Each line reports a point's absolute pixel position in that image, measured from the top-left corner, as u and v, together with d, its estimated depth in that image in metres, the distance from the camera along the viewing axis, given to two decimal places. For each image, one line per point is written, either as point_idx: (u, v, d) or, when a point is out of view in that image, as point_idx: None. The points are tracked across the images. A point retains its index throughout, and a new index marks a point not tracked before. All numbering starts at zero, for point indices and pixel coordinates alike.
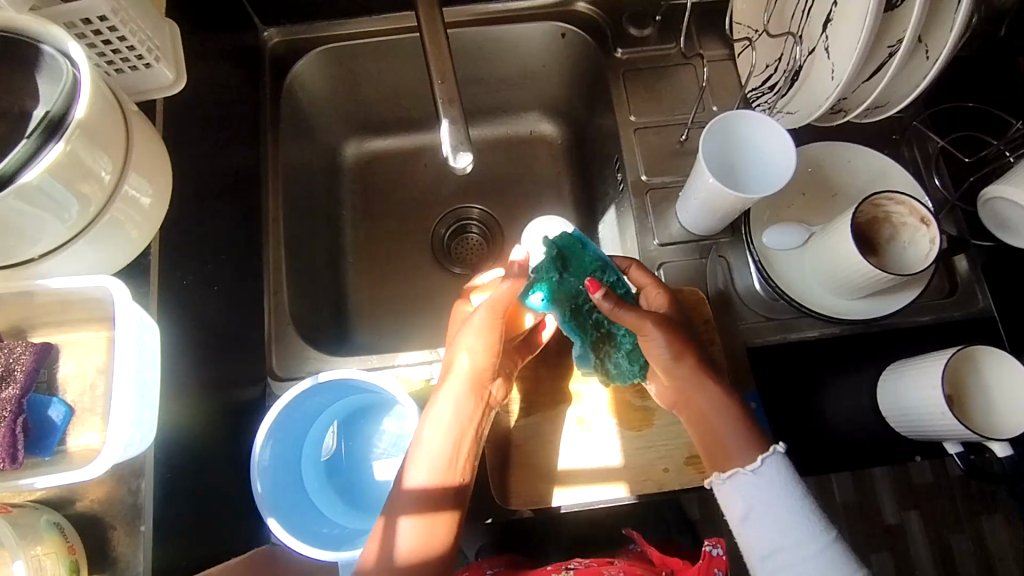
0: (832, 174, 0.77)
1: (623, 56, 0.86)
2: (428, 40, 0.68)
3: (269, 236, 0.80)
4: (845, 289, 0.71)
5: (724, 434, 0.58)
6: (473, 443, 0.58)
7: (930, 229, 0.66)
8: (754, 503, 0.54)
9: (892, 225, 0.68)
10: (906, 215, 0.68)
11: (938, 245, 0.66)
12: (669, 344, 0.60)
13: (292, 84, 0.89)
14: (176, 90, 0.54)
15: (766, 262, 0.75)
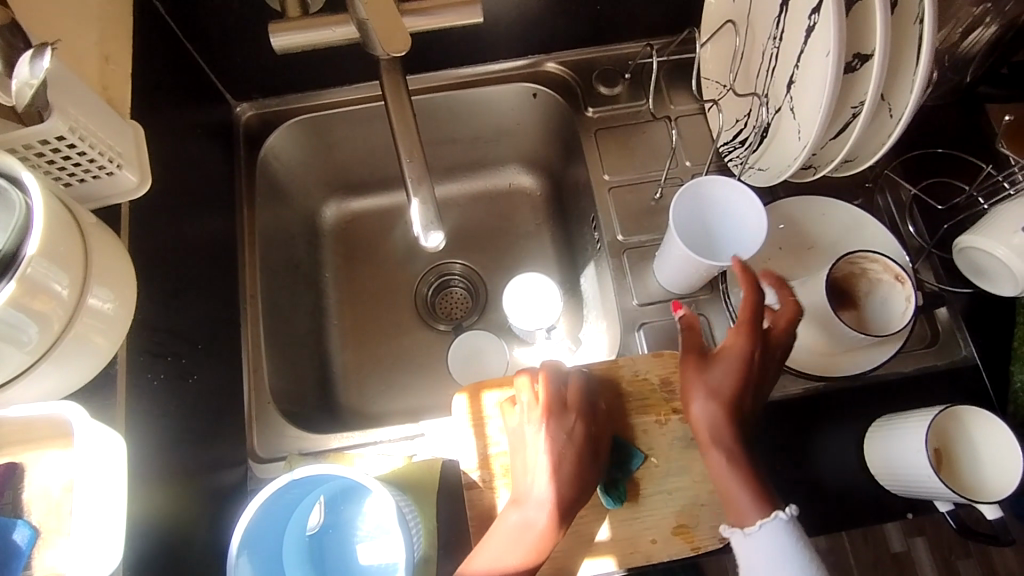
0: (806, 227, 0.77)
1: (595, 114, 0.87)
2: (394, 114, 0.68)
3: (248, 310, 0.80)
4: (825, 345, 0.70)
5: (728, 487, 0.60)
6: (540, 538, 0.60)
7: (905, 287, 0.66)
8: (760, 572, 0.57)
9: (868, 280, 0.68)
10: (882, 272, 0.67)
11: (915, 302, 0.65)
12: (727, 372, 0.62)
13: (268, 155, 0.89)
14: (141, 191, 0.55)
15: None
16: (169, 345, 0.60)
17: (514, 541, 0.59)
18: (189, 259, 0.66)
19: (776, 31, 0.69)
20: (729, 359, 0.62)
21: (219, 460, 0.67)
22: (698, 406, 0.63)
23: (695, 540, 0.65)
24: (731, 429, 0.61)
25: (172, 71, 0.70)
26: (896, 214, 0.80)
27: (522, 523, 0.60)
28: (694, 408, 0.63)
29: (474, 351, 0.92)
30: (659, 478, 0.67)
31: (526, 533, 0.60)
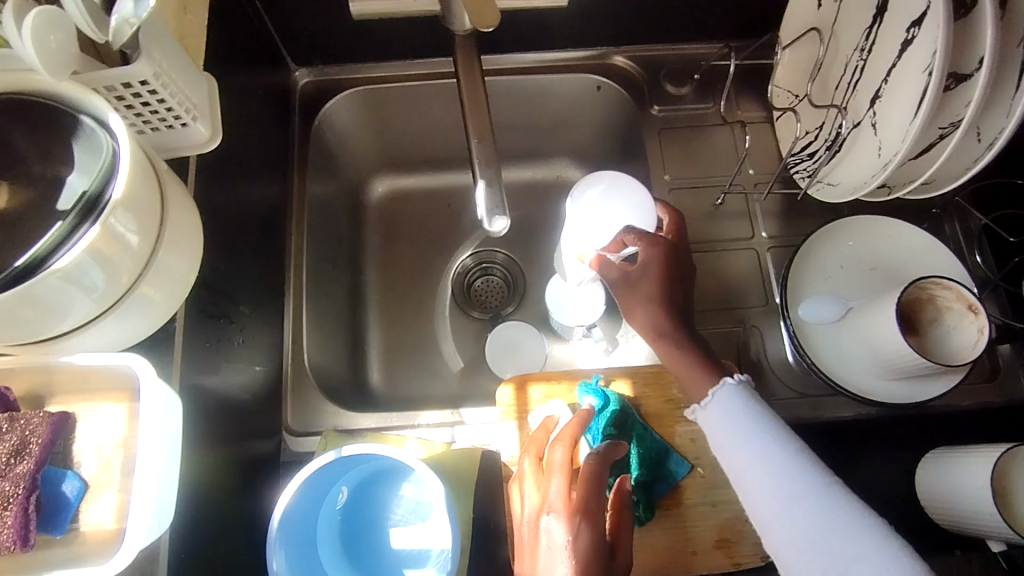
0: (871, 247, 0.75)
1: (659, 113, 0.85)
2: (465, 92, 0.66)
3: (293, 280, 0.79)
4: (884, 369, 0.68)
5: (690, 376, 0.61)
6: None
7: (977, 317, 0.64)
8: (726, 428, 0.54)
9: (936, 307, 0.66)
10: (952, 300, 0.65)
11: (987, 334, 0.63)
12: (649, 308, 0.64)
13: (322, 124, 0.88)
14: (210, 147, 0.52)
15: (800, 335, 0.72)
16: (222, 308, 0.59)
17: None
18: (245, 222, 0.65)
19: (864, 43, 0.67)
20: (651, 267, 0.64)
21: (258, 430, 0.66)
22: (642, 316, 0.65)
23: (736, 556, 0.64)
24: (671, 322, 0.64)
25: (241, 28, 0.68)
26: (962, 243, 0.78)
27: None
28: (647, 331, 0.65)
29: (513, 342, 0.90)
30: (704, 490, 0.66)
31: None
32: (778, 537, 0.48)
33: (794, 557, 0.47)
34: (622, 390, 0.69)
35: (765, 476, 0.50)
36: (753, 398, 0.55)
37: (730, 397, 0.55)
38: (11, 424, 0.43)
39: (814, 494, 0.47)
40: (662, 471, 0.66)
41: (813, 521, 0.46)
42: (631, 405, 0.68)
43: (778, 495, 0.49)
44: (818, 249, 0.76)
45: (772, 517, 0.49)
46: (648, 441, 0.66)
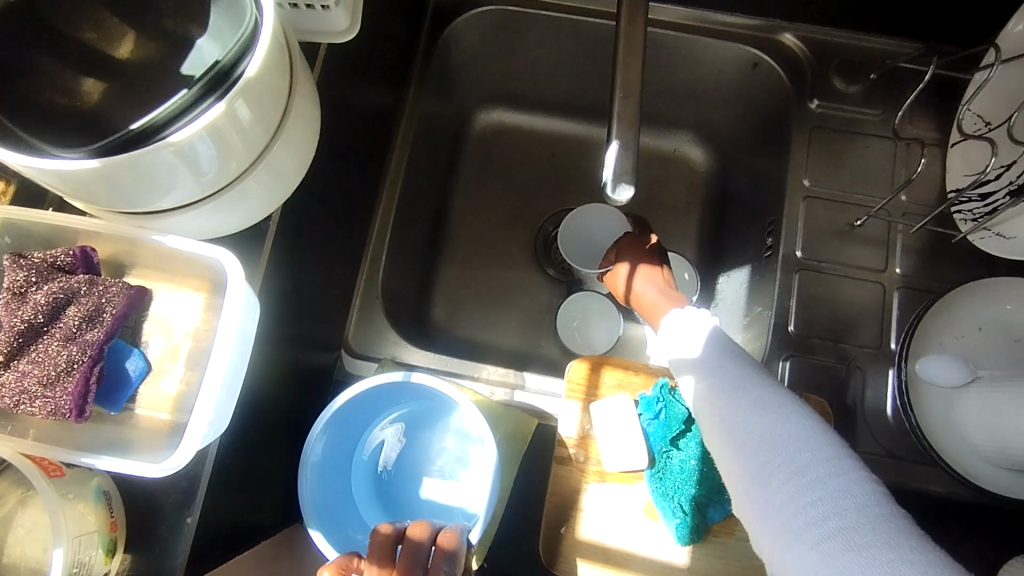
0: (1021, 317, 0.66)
1: (818, 108, 0.75)
2: (624, 39, 0.59)
3: (383, 195, 0.75)
4: (1000, 456, 0.60)
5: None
6: None
7: None
8: (687, 354, 0.55)
9: None
10: None
11: None
12: (647, 279, 0.72)
13: (449, 37, 0.81)
14: (342, 40, 0.46)
15: (910, 390, 0.65)
16: (315, 212, 0.55)
17: None
18: (355, 125, 0.60)
19: None
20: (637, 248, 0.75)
21: (321, 341, 0.63)
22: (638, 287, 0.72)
23: None
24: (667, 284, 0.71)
25: None
26: None
27: None
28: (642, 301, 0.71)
29: (584, 312, 0.86)
30: None
31: None
32: (727, 454, 0.46)
33: (772, 490, 0.41)
34: None
35: (710, 400, 0.49)
36: (712, 326, 0.57)
37: (695, 324, 0.57)
38: (90, 287, 0.41)
39: (746, 397, 0.46)
40: (722, 495, 0.61)
41: (777, 436, 0.43)
42: None
43: (724, 420, 0.47)
44: (959, 302, 0.67)
45: (733, 452, 0.45)
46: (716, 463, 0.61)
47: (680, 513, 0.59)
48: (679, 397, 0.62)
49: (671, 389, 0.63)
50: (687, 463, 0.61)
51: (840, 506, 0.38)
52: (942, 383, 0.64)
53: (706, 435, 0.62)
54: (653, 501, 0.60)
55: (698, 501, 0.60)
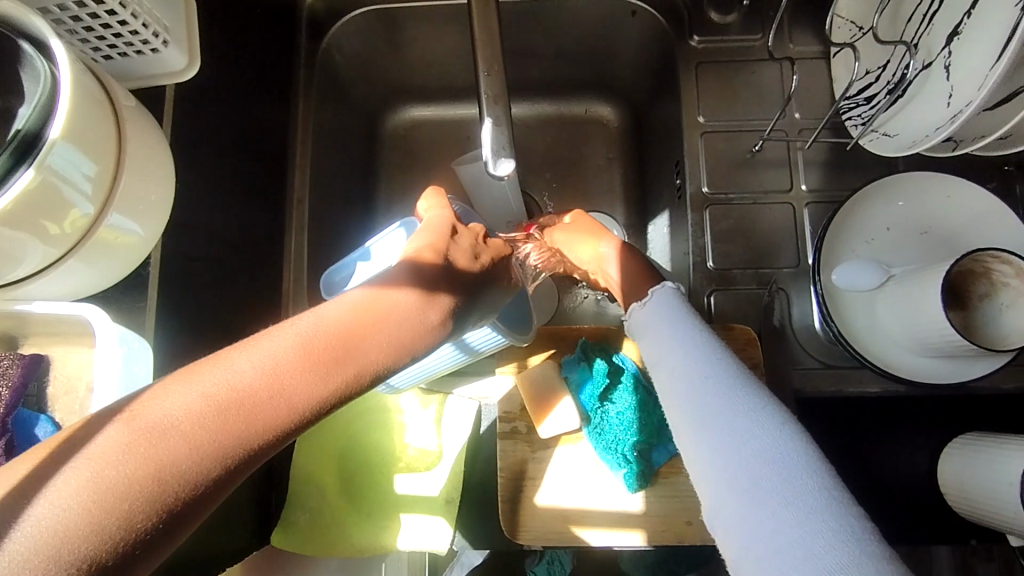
0: (924, 209, 0.67)
1: (699, 44, 0.76)
2: (476, 17, 0.59)
3: (295, 215, 0.75)
4: (920, 346, 0.62)
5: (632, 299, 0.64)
6: (260, 415, 0.32)
7: None
8: (658, 326, 0.48)
9: (989, 281, 0.58)
10: (1011, 276, 0.57)
11: None
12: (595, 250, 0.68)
13: (330, 47, 0.81)
14: (189, 75, 0.48)
15: (829, 301, 0.66)
16: (207, 248, 0.56)
17: (253, 375, 0.33)
18: (236, 154, 0.61)
19: None
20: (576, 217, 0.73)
21: None
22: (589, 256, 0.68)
23: None
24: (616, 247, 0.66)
25: None
26: None
27: (262, 360, 0.33)
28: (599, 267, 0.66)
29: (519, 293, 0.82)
30: None
31: (261, 377, 0.33)
32: (704, 454, 0.39)
33: (752, 524, 0.35)
34: (630, 352, 0.65)
35: (678, 405, 0.42)
36: (682, 297, 0.50)
37: (665, 295, 0.50)
38: None
39: (735, 396, 0.40)
40: (662, 437, 0.63)
41: (758, 454, 0.37)
42: (637, 368, 0.64)
43: (710, 429, 0.39)
44: (862, 206, 0.68)
45: (704, 466, 0.39)
46: (651, 409, 0.63)
47: (625, 463, 0.61)
48: (603, 352, 0.64)
49: (592, 347, 0.65)
50: (626, 415, 0.62)
51: (842, 565, 0.32)
52: (858, 287, 0.65)
53: (638, 385, 0.63)
54: (600, 458, 0.62)
55: (644, 448, 0.62)
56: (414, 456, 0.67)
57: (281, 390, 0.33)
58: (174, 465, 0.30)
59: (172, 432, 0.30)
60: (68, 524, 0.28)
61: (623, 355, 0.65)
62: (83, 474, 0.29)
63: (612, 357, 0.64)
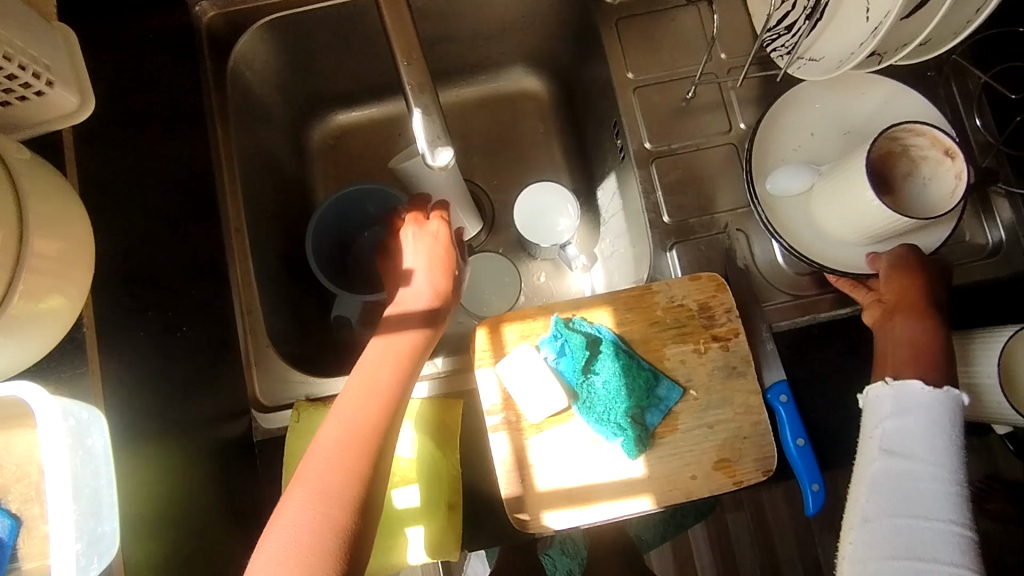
0: (838, 108, 0.68)
1: (615, 1, 0.75)
2: (384, 6, 0.56)
3: (235, 246, 0.72)
4: (860, 235, 0.63)
5: (915, 336, 0.61)
6: (374, 440, 0.51)
7: (956, 162, 0.57)
8: (928, 421, 0.56)
9: (909, 158, 0.59)
10: (928, 147, 0.58)
11: (966, 180, 0.56)
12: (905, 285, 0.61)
13: (238, 64, 0.76)
14: (81, 117, 0.45)
15: (769, 211, 0.66)
16: (146, 299, 0.53)
17: (346, 420, 0.52)
18: (152, 193, 0.57)
19: None
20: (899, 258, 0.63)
21: (218, 413, 0.61)
22: (891, 282, 0.62)
23: (737, 474, 0.61)
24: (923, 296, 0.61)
25: None
26: (959, 106, 0.71)
27: (345, 421, 0.51)
28: (897, 298, 0.62)
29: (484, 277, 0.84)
30: (698, 412, 0.62)
31: (355, 425, 0.51)
32: (882, 477, 0.55)
33: (889, 517, 0.54)
34: (605, 320, 0.64)
35: (883, 450, 0.56)
36: (961, 421, 0.56)
37: (950, 407, 0.56)
38: None
39: (940, 476, 0.54)
40: (653, 398, 0.62)
41: (924, 498, 0.54)
42: (615, 334, 0.63)
43: (903, 478, 0.55)
44: (784, 115, 0.68)
45: (880, 479, 0.55)
46: (636, 372, 0.62)
47: (620, 431, 0.60)
48: (578, 325, 0.63)
49: (567, 323, 0.63)
50: (613, 384, 0.61)
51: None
52: (793, 191, 0.66)
53: (619, 352, 0.62)
54: (594, 431, 0.61)
55: (638, 414, 0.61)
56: (406, 468, 0.65)
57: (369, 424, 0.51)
58: (372, 440, 0.51)
59: (357, 437, 0.50)
60: (319, 504, 0.47)
61: (598, 324, 0.63)
62: (310, 478, 0.48)
63: (588, 328, 0.63)
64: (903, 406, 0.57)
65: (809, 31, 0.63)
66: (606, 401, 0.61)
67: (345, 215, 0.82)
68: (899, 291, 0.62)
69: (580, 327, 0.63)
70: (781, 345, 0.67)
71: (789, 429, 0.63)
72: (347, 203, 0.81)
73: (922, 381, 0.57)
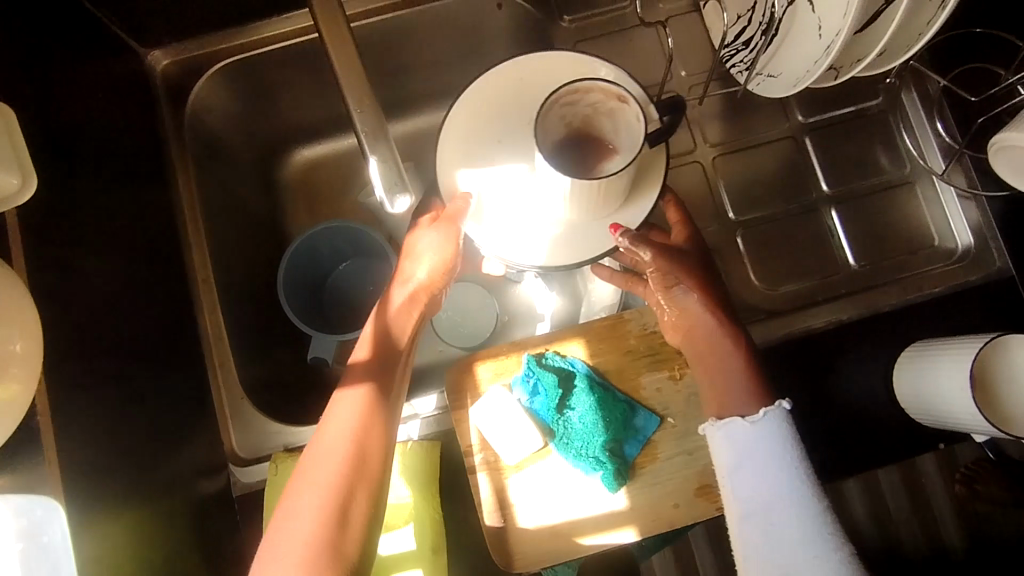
0: (507, 94, 0.58)
1: (571, 24, 0.74)
2: (334, 54, 0.56)
3: (203, 298, 0.71)
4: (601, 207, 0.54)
5: (723, 379, 0.56)
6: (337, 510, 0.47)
7: (633, 104, 0.50)
8: (760, 453, 0.51)
9: (605, 113, 0.53)
10: (603, 98, 0.51)
11: (645, 121, 0.49)
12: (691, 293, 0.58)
13: (196, 110, 0.75)
14: (23, 198, 0.44)
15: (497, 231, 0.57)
16: (107, 371, 0.52)
17: (306, 498, 0.47)
18: (107, 259, 0.56)
19: None
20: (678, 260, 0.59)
21: (192, 473, 0.60)
22: (679, 291, 0.58)
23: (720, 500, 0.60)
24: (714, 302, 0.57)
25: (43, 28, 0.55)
26: (921, 111, 0.71)
27: (308, 498, 0.47)
28: (684, 315, 0.59)
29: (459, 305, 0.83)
30: (678, 439, 0.61)
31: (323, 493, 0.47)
32: (751, 543, 0.51)
33: None
34: (578, 352, 0.63)
35: (740, 511, 0.51)
36: (796, 440, 0.52)
37: (779, 432, 0.52)
38: None
39: (804, 520, 0.49)
40: (630, 428, 0.61)
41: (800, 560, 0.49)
42: (588, 367, 0.63)
43: (768, 534, 0.50)
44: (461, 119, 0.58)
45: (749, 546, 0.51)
46: (612, 404, 0.61)
47: (599, 466, 0.59)
48: (550, 360, 0.62)
49: (539, 359, 0.63)
50: (590, 418, 0.61)
51: None
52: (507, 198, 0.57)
53: (593, 385, 0.62)
54: (573, 467, 0.60)
55: (617, 446, 0.60)
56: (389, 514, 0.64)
57: (333, 485, 0.47)
58: (341, 511, 0.47)
59: (325, 506, 0.46)
60: None
61: (572, 358, 0.63)
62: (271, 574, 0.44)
63: (561, 362, 0.63)
64: (734, 452, 0.53)
65: (765, 48, 0.63)
66: (584, 435, 0.61)
67: (314, 250, 0.81)
68: (685, 313, 0.59)
69: (553, 362, 0.63)
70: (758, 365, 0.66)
71: None
72: (317, 239, 0.80)
73: (742, 417, 0.53)
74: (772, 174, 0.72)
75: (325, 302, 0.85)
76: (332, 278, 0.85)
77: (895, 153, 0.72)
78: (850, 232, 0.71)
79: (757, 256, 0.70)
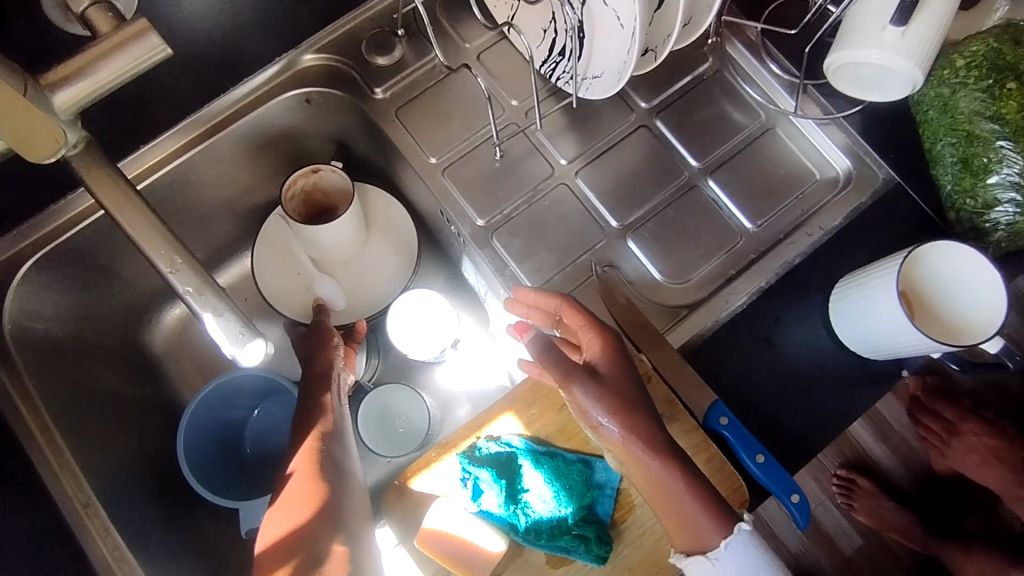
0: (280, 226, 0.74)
1: (385, 93, 0.70)
2: (120, 218, 0.49)
3: (88, 526, 0.61)
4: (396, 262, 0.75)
5: (683, 509, 0.50)
6: None
7: (325, 168, 0.68)
8: None
9: (313, 187, 0.70)
10: (303, 182, 0.69)
11: (338, 168, 0.68)
12: (610, 415, 0.51)
13: (19, 322, 0.66)
14: None
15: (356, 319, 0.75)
16: None
17: None
18: None
19: None
20: (597, 370, 0.53)
21: None
22: (586, 401, 0.52)
23: None
24: (638, 417, 0.51)
25: None
26: (750, 59, 0.70)
27: None
28: (609, 440, 0.52)
29: (385, 409, 0.74)
30: None
31: None
32: None
33: None
34: (514, 425, 0.57)
35: None
36: (761, 548, 0.51)
37: (744, 557, 0.50)
38: None
39: None
40: (593, 486, 0.55)
41: None
42: (527, 439, 0.57)
43: None
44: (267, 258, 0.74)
45: None
46: (565, 469, 0.55)
47: (576, 540, 0.53)
48: (484, 450, 0.56)
49: (472, 453, 0.56)
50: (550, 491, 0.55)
51: None
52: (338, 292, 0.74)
53: (539, 457, 0.56)
54: (553, 555, 0.54)
55: (589, 511, 0.55)
56: None
57: None
58: None
59: None
60: None
61: (508, 437, 0.57)
62: None
63: (497, 447, 0.56)
64: None
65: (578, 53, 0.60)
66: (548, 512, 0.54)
67: (228, 404, 0.72)
68: (624, 443, 0.51)
69: (486, 449, 0.56)
70: (698, 362, 0.62)
71: (743, 449, 0.57)
72: (231, 391, 0.71)
73: (703, 555, 0.50)
74: (638, 167, 0.69)
75: (248, 460, 0.75)
76: (250, 430, 0.75)
77: (744, 106, 0.70)
78: (735, 195, 0.68)
79: (655, 252, 0.66)
